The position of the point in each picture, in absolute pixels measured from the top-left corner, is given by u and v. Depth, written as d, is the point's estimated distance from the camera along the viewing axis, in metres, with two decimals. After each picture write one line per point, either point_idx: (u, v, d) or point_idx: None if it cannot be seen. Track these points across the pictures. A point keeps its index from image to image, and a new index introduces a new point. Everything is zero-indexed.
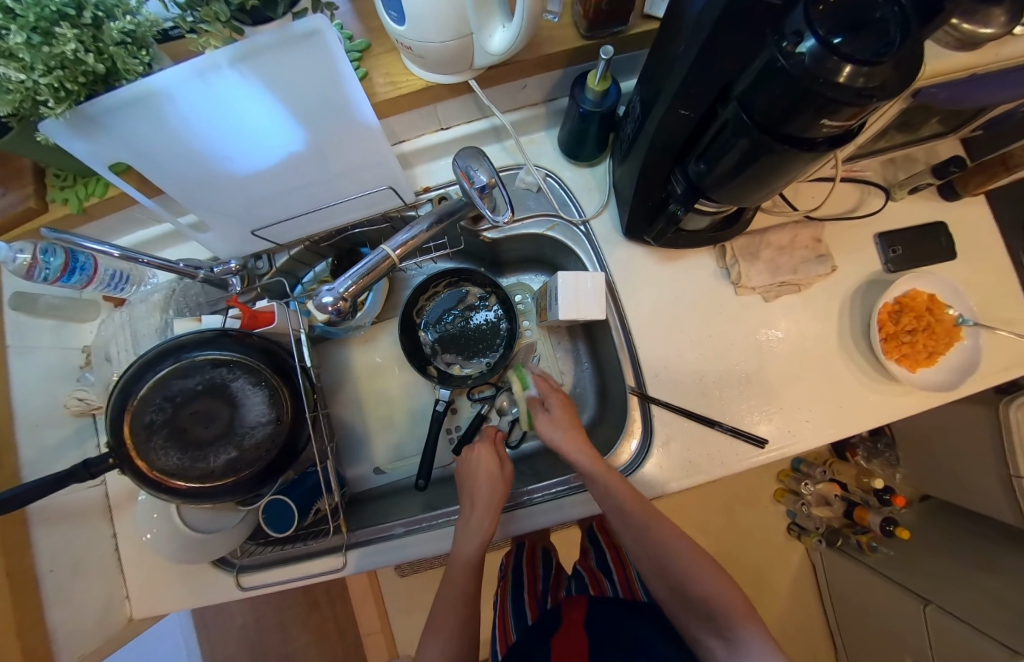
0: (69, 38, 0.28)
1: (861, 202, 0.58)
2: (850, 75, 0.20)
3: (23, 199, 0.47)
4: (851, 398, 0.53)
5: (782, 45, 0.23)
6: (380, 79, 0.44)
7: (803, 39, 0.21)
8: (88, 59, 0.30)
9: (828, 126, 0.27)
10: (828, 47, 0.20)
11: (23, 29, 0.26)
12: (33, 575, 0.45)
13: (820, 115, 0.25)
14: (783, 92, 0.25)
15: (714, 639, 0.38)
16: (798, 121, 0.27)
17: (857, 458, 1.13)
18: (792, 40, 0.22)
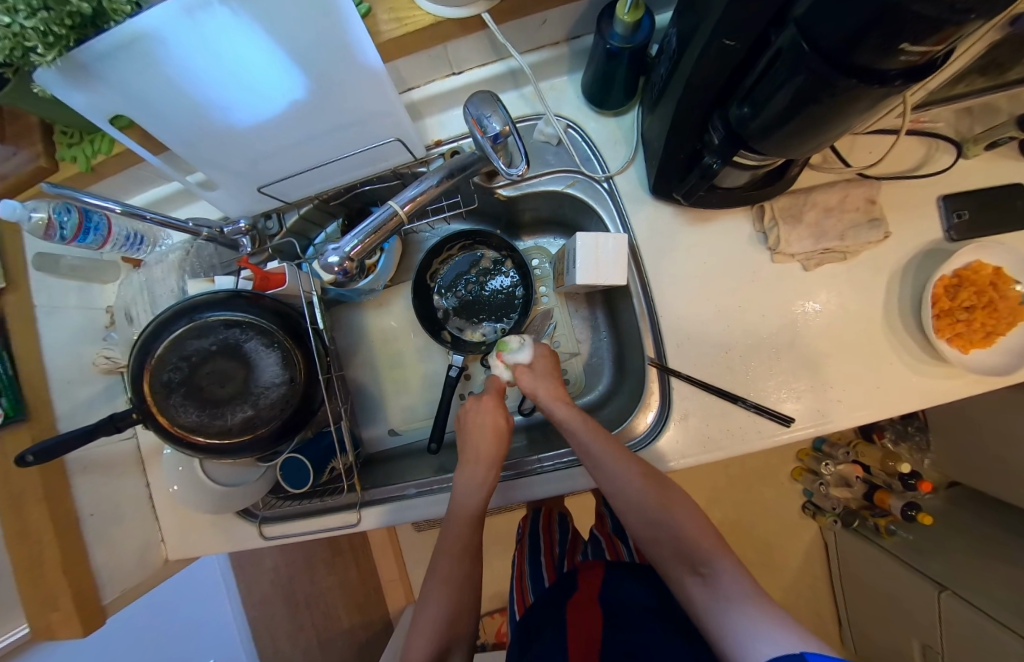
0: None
1: (927, 159, 0.51)
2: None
3: (34, 158, 0.47)
4: (891, 378, 0.49)
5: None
6: (384, 15, 0.40)
7: None
8: None
9: (908, 53, 0.22)
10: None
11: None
12: (75, 519, 0.49)
13: (898, 40, 0.21)
14: (856, 12, 0.21)
15: (688, 577, 0.37)
16: (872, 46, 0.22)
17: (884, 440, 1.07)
18: None
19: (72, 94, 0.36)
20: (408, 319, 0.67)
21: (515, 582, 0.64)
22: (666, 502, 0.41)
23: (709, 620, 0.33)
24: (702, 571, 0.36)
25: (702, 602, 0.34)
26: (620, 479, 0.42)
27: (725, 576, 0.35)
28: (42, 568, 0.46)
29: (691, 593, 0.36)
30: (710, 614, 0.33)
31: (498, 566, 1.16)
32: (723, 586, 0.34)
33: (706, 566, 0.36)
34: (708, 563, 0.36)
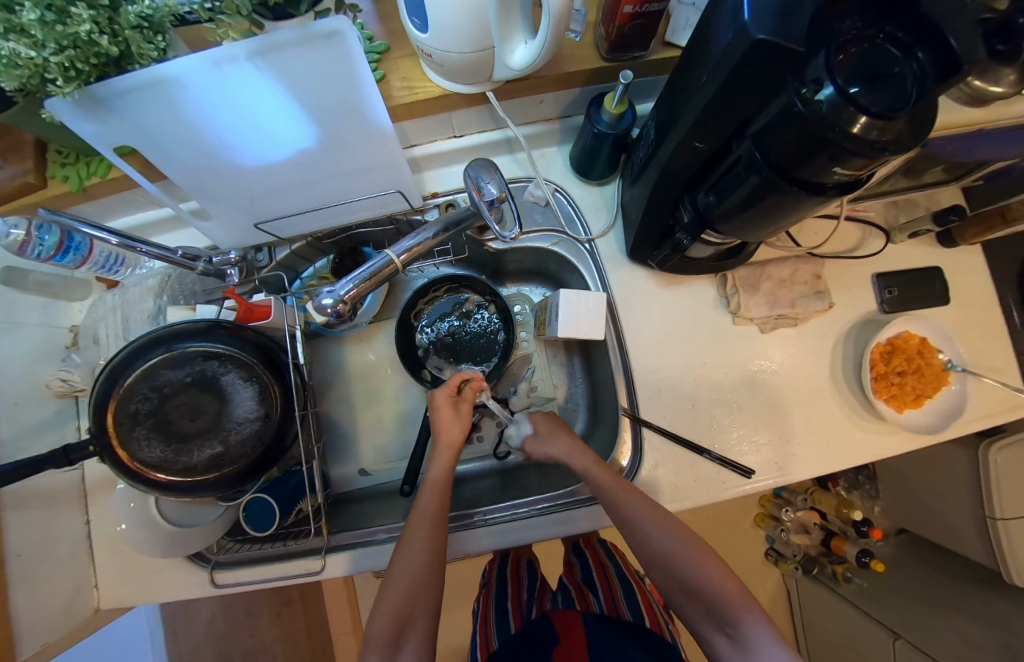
0: (84, 17, 0.28)
1: (862, 243, 0.59)
2: (864, 125, 0.22)
3: (22, 173, 0.46)
4: (838, 435, 0.53)
5: (801, 90, 0.25)
6: (397, 82, 0.44)
7: (822, 88, 0.23)
8: (101, 41, 0.30)
9: (839, 173, 0.27)
10: (845, 95, 0.22)
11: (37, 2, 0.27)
12: (1, 556, 0.44)
13: (832, 162, 0.26)
14: (798, 137, 0.26)
15: (719, 635, 0.39)
16: (811, 164, 0.27)
17: (838, 487, 1.14)
18: (811, 87, 0.23)
19: (80, 124, 0.37)
20: (389, 357, 0.67)
21: (478, 628, 0.61)
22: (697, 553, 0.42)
23: None
24: (731, 633, 0.38)
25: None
26: (666, 543, 0.42)
27: (754, 639, 0.36)
28: None
29: (720, 650, 0.38)
30: None
31: (463, 614, 1.11)
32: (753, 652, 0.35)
33: (733, 627, 0.38)
34: (736, 624, 0.38)
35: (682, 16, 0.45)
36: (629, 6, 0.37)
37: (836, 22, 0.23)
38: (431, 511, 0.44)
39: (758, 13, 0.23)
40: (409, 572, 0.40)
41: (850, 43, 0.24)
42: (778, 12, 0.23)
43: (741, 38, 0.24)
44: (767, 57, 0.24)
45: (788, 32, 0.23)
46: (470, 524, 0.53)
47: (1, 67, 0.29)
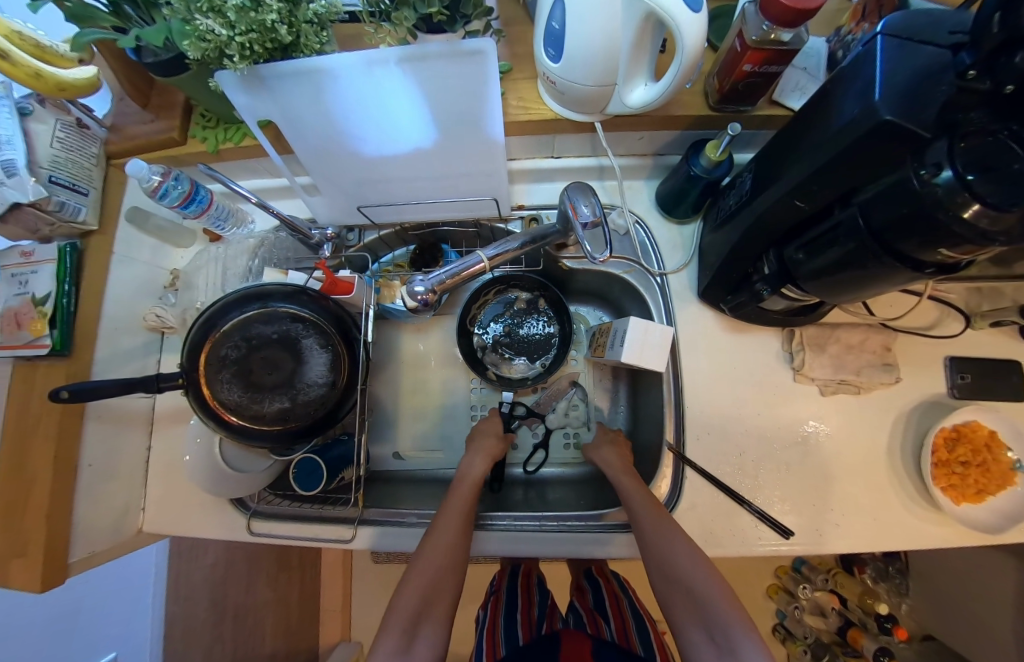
0: (273, 8, 0.34)
1: (938, 323, 0.57)
2: (976, 212, 0.23)
3: (170, 130, 0.53)
4: (890, 515, 0.51)
5: (920, 170, 0.26)
6: (513, 101, 0.48)
7: (941, 170, 0.24)
8: (280, 30, 0.36)
9: (944, 254, 0.27)
10: (963, 180, 0.23)
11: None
12: (74, 465, 0.49)
13: (936, 241, 0.26)
14: (905, 213, 0.27)
15: None
16: (914, 242, 0.28)
17: (864, 575, 1.05)
18: (930, 169, 0.25)
19: (238, 96, 0.42)
20: (445, 353, 0.69)
21: (485, 635, 0.61)
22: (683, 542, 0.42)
23: None
24: None
25: None
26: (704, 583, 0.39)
27: None
28: (31, 506, 0.46)
29: None
30: None
31: (451, 618, 1.09)
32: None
33: None
34: None
35: (793, 80, 0.48)
36: (749, 65, 0.40)
37: (961, 113, 0.24)
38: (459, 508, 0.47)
39: (889, 94, 0.25)
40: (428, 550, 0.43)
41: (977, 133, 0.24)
42: (911, 95, 0.25)
43: (866, 115, 0.26)
44: (886, 136, 0.26)
45: (912, 117, 0.24)
46: (480, 524, 0.53)
47: (195, 39, 0.35)
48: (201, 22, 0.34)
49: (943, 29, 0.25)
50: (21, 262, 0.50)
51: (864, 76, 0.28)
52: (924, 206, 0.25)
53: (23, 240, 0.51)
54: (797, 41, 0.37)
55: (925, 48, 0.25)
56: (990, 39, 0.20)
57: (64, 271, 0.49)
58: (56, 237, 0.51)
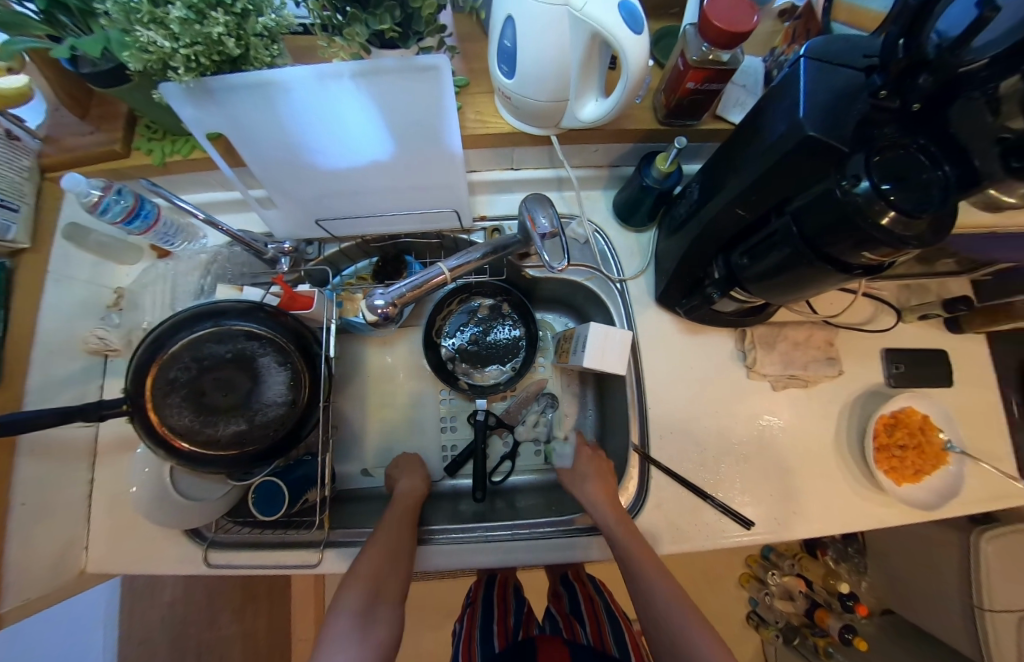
0: (219, 20, 0.33)
1: (874, 318, 0.62)
2: (891, 219, 0.25)
3: (111, 141, 0.50)
4: (840, 500, 0.54)
5: (841, 181, 0.28)
6: (471, 115, 0.49)
7: (860, 181, 0.26)
8: (228, 42, 0.35)
9: (866, 256, 0.30)
10: (878, 191, 0.25)
11: (184, 4, 0.32)
12: (5, 504, 0.44)
13: (860, 246, 0.29)
14: (830, 219, 0.30)
15: None
16: (839, 246, 0.30)
17: (827, 557, 1.12)
18: (849, 180, 0.27)
19: (183, 109, 0.41)
20: (412, 366, 0.68)
21: (461, 644, 0.62)
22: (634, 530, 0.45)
23: None
24: None
25: None
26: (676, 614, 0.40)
27: None
28: None
29: None
30: None
31: (433, 636, 1.07)
32: None
33: None
34: None
35: (733, 96, 0.51)
36: (692, 83, 0.43)
37: (875, 128, 0.27)
38: (405, 512, 0.50)
39: (812, 112, 0.27)
40: (376, 554, 0.44)
41: (890, 147, 0.27)
42: (825, 114, 0.27)
43: (794, 131, 0.28)
44: (812, 150, 0.28)
45: (833, 132, 0.27)
46: (448, 537, 0.53)
47: (136, 50, 0.34)
48: (143, 34, 0.33)
49: (859, 52, 0.29)
50: None
51: (790, 96, 0.30)
52: (847, 213, 0.27)
53: None
54: (734, 61, 0.40)
55: (843, 70, 0.28)
56: (896, 62, 0.23)
57: None
58: None
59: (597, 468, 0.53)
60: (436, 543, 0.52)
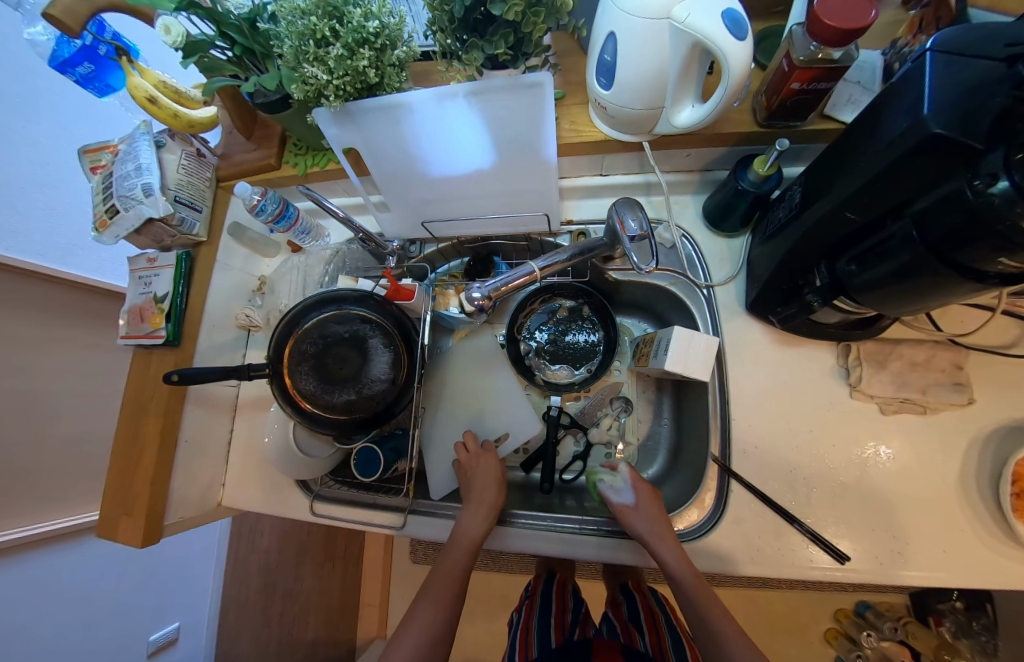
0: (364, 56, 0.41)
1: (1021, 341, 0.53)
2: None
3: (267, 156, 0.62)
4: (965, 549, 0.47)
5: (974, 181, 0.26)
6: (565, 125, 0.52)
7: (998, 180, 0.24)
8: (369, 73, 0.42)
9: (1007, 262, 0.27)
10: (1022, 191, 0.23)
11: (341, 45, 0.40)
12: (175, 441, 0.57)
13: (997, 251, 0.26)
14: (963, 222, 0.27)
15: None
16: (973, 250, 0.27)
17: (941, 628, 0.96)
18: (985, 179, 0.25)
19: (330, 129, 0.50)
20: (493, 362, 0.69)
21: (519, 635, 0.63)
22: (670, 542, 0.44)
23: None
24: None
25: None
26: None
27: None
28: (140, 474, 0.54)
29: None
30: None
31: (483, 627, 1.10)
32: None
33: None
34: None
35: (845, 93, 0.48)
36: (797, 83, 0.42)
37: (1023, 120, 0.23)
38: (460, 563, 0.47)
39: (939, 109, 0.27)
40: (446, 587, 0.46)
41: None
42: (961, 110, 0.26)
43: (916, 128, 0.28)
44: (938, 147, 0.27)
45: (964, 128, 0.26)
46: (516, 522, 0.55)
47: (300, 82, 0.42)
48: (308, 70, 0.41)
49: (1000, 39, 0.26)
50: (146, 267, 0.61)
51: (913, 92, 0.29)
52: (985, 214, 0.25)
53: (149, 248, 0.62)
54: (848, 57, 0.39)
55: (976, 61, 0.27)
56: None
57: (180, 274, 0.59)
58: (175, 247, 0.62)
59: (631, 479, 0.51)
60: (514, 527, 0.54)
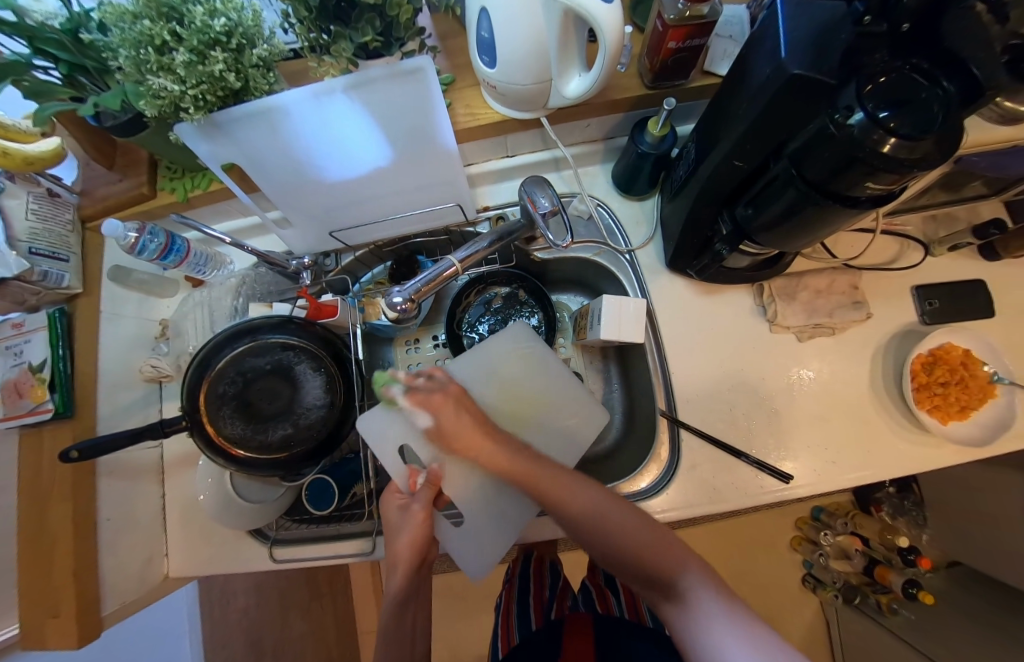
0: (218, 58, 0.36)
1: (900, 256, 0.60)
2: (893, 146, 0.24)
3: (138, 186, 0.55)
4: (882, 444, 0.53)
5: (834, 116, 0.27)
6: (461, 109, 0.51)
7: (854, 112, 0.25)
8: (229, 77, 0.37)
9: (872, 187, 0.29)
10: (874, 119, 0.24)
11: (186, 48, 0.34)
12: (93, 523, 0.50)
13: (864, 177, 0.28)
14: (831, 158, 0.29)
15: (662, 602, 0.39)
16: (843, 181, 0.29)
17: (882, 513, 1.13)
18: (843, 112, 0.26)
19: (199, 144, 0.44)
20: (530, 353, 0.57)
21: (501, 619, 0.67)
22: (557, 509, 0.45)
23: (680, 637, 0.36)
24: (670, 595, 0.38)
25: (679, 628, 0.37)
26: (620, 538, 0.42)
27: (690, 596, 0.37)
28: (54, 571, 0.47)
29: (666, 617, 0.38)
30: (683, 635, 0.36)
31: (489, 621, 1.11)
32: (687, 602, 0.37)
33: (670, 587, 0.38)
34: (672, 584, 0.38)
35: (720, 48, 0.50)
36: (674, 42, 0.42)
37: (865, 55, 0.26)
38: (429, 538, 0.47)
39: (793, 52, 0.27)
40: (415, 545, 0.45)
41: (883, 72, 0.26)
42: (809, 53, 0.27)
43: (778, 73, 0.28)
44: (800, 88, 0.28)
45: (821, 67, 0.27)
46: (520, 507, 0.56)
47: (149, 97, 0.37)
48: (153, 82, 0.35)
49: None
50: (14, 334, 0.51)
51: (771, 37, 0.30)
52: (847, 145, 0.27)
53: (12, 312, 0.53)
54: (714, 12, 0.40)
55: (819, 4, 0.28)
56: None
57: (56, 335, 0.51)
58: (44, 305, 0.53)
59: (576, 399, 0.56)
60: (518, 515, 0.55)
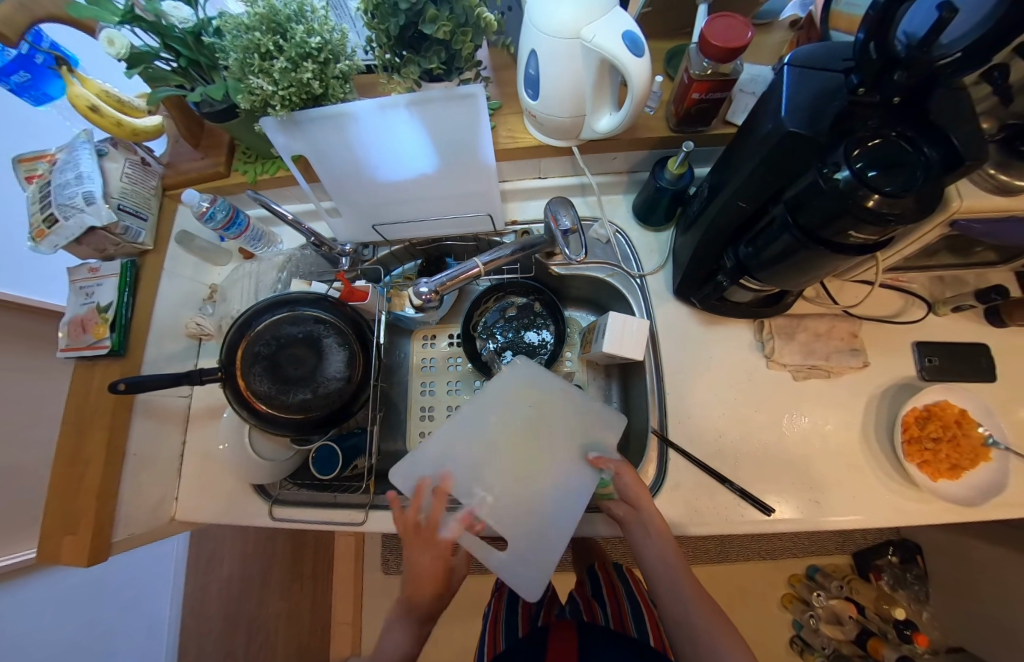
0: (308, 69, 0.43)
1: (904, 310, 0.62)
2: (877, 201, 0.28)
3: (215, 164, 0.63)
4: (870, 492, 0.53)
5: (824, 170, 0.31)
6: (503, 132, 0.58)
7: (841, 170, 0.29)
8: (314, 85, 0.44)
9: (857, 235, 0.33)
10: (859, 178, 0.28)
11: (285, 58, 0.42)
12: (123, 452, 0.55)
13: (851, 226, 0.31)
14: (821, 208, 0.33)
15: None
16: (833, 228, 0.33)
17: (881, 582, 1.08)
18: (832, 168, 0.30)
19: (277, 137, 0.51)
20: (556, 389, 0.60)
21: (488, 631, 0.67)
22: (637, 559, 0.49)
23: None
24: None
25: None
26: (664, 573, 0.46)
27: None
28: (84, 489, 0.52)
29: None
30: None
31: (461, 630, 1.10)
32: None
33: None
34: None
35: (741, 101, 0.56)
36: (697, 94, 0.48)
37: (858, 121, 0.30)
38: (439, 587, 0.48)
39: (792, 113, 0.32)
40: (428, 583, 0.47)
41: (872, 137, 0.30)
42: (807, 115, 0.32)
43: (779, 129, 0.33)
44: (795, 142, 0.32)
45: (813, 130, 0.31)
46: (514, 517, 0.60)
47: (246, 93, 0.43)
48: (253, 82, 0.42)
49: (837, 57, 0.34)
50: (88, 277, 0.59)
51: (777, 98, 0.35)
52: (836, 196, 0.30)
53: (92, 258, 0.60)
54: (735, 72, 0.45)
55: (821, 75, 0.33)
56: (873, 62, 0.26)
57: (125, 283, 0.58)
58: (118, 255, 0.61)
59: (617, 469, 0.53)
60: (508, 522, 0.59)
